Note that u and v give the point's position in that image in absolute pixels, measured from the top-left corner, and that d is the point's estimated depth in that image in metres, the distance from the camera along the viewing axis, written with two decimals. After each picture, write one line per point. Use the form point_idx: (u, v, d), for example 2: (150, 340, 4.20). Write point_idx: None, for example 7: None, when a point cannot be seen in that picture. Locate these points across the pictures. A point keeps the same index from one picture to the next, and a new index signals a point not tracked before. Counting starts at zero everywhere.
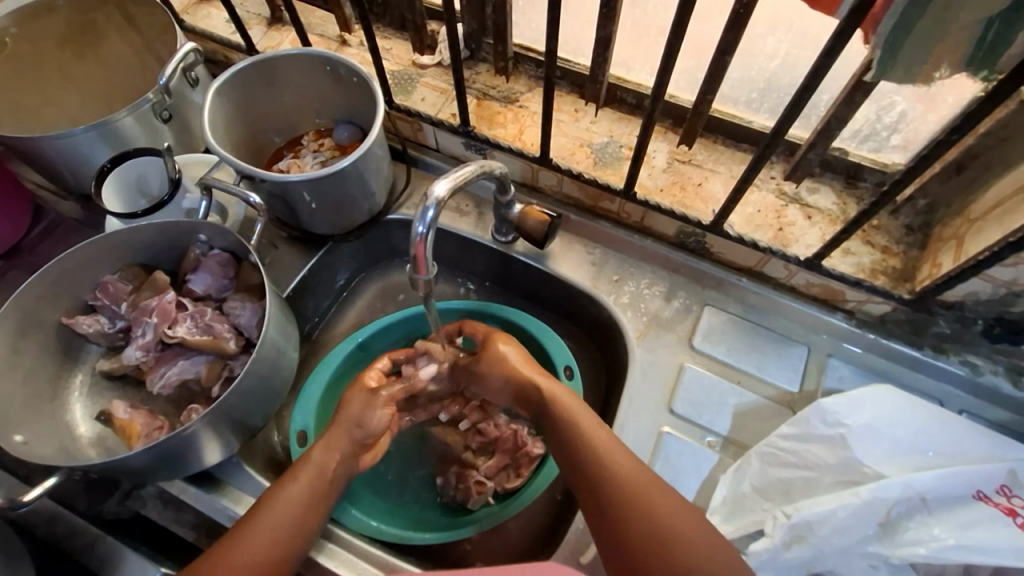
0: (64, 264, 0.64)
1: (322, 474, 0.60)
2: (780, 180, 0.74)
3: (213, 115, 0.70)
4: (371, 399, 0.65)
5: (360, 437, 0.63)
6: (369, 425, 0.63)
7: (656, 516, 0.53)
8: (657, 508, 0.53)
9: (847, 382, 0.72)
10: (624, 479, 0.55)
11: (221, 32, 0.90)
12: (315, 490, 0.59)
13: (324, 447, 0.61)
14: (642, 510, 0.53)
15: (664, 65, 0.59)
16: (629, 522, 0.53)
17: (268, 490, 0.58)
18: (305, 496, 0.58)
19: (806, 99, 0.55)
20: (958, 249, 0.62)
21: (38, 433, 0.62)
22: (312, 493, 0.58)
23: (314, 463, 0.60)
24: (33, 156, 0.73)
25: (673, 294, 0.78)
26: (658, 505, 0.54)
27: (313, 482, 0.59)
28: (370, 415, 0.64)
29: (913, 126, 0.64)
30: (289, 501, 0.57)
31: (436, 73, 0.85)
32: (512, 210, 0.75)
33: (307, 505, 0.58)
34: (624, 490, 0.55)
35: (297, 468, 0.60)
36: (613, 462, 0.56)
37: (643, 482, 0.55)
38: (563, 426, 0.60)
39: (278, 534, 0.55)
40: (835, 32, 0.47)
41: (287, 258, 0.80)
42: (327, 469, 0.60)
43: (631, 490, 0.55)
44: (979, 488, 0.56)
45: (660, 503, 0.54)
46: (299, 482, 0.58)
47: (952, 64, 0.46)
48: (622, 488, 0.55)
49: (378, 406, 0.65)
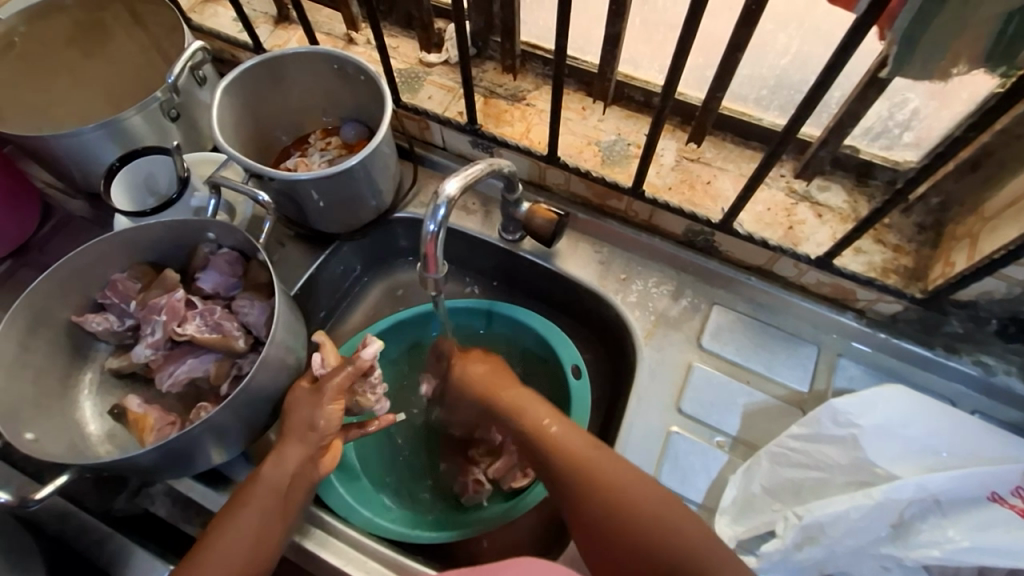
0: (74, 262, 0.64)
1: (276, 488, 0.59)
2: (790, 178, 0.74)
3: (222, 114, 0.70)
4: (316, 396, 0.62)
5: (316, 440, 0.61)
6: (321, 424, 0.61)
7: (633, 511, 0.54)
8: (627, 498, 0.54)
9: (858, 382, 0.71)
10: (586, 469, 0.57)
11: (228, 30, 0.90)
12: (267, 509, 0.58)
13: (273, 461, 0.60)
14: (617, 504, 0.54)
15: (675, 63, 0.59)
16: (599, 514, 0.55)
17: (220, 515, 0.58)
18: (256, 517, 0.57)
19: (819, 95, 0.54)
20: (972, 247, 0.61)
21: (48, 431, 0.62)
22: (266, 510, 0.58)
23: (264, 481, 0.59)
24: (42, 154, 0.73)
25: (681, 293, 0.77)
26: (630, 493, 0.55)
27: (267, 498, 0.58)
28: (318, 415, 0.61)
29: (926, 123, 0.64)
30: (243, 522, 0.57)
31: (443, 71, 0.85)
32: (520, 209, 0.75)
33: (262, 519, 0.58)
34: (594, 486, 0.56)
35: (248, 491, 0.59)
36: (580, 459, 0.58)
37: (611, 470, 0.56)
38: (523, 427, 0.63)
39: (236, 551, 0.55)
40: (851, 28, 0.46)
41: (294, 257, 0.80)
42: (279, 483, 0.59)
43: (605, 488, 0.55)
44: (994, 489, 0.54)
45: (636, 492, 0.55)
46: (248, 501, 0.58)
47: (970, 59, 0.45)
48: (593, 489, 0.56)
49: (326, 402, 0.61)
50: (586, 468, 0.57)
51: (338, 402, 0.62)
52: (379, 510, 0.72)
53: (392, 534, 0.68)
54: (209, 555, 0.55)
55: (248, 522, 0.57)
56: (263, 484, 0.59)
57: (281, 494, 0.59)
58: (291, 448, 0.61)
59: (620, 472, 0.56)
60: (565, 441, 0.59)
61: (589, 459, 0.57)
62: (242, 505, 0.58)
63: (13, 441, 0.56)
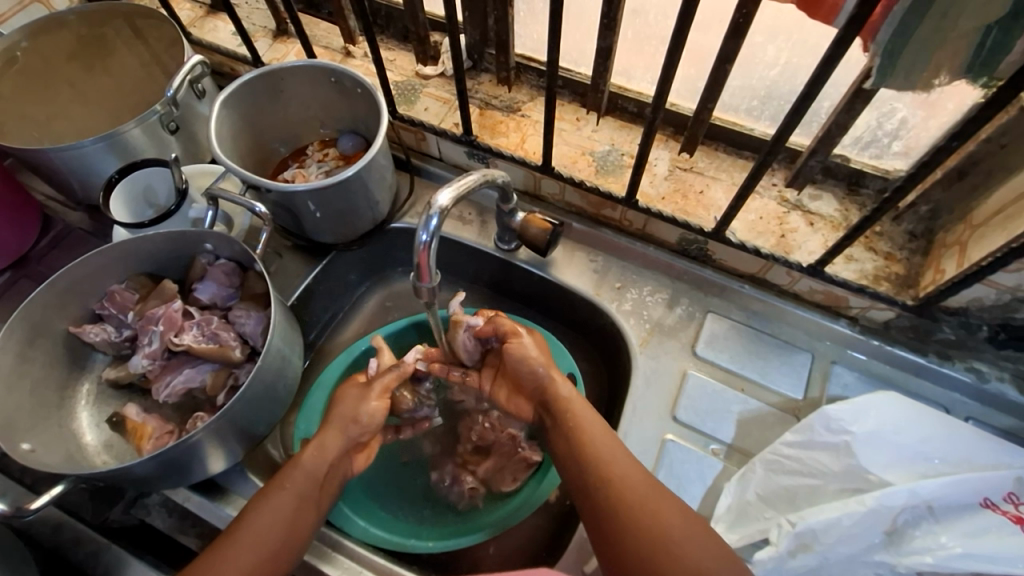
0: (73, 273, 0.65)
1: (314, 479, 0.59)
2: (782, 187, 0.74)
3: (220, 127, 0.71)
4: (367, 390, 0.65)
5: (355, 433, 0.62)
6: (364, 417, 0.62)
7: (652, 527, 0.52)
8: (638, 490, 0.54)
9: (852, 389, 0.71)
10: (605, 456, 0.57)
11: (227, 44, 0.91)
12: (305, 496, 0.57)
13: (314, 450, 0.60)
14: (656, 538, 0.51)
15: (665, 75, 0.60)
16: (607, 498, 0.54)
17: (255, 498, 0.57)
18: (292, 505, 0.56)
19: (807, 105, 0.55)
20: (961, 254, 0.62)
21: (44, 441, 0.62)
22: (301, 499, 0.57)
23: (304, 468, 0.59)
24: (42, 167, 0.74)
25: (676, 301, 0.78)
26: (641, 488, 0.54)
27: (304, 486, 0.58)
28: (362, 409, 0.63)
29: (914, 132, 0.64)
30: (274, 511, 0.55)
31: (439, 83, 0.86)
32: (514, 218, 0.75)
33: (298, 510, 0.56)
34: (614, 485, 0.55)
35: (286, 474, 0.58)
36: (622, 485, 0.54)
37: (626, 465, 0.56)
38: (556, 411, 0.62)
39: (268, 541, 0.54)
40: (834, 41, 0.48)
41: (291, 266, 0.80)
42: (318, 474, 0.59)
43: (644, 519, 0.52)
44: (986, 495, 0.55)
45: (645, 489, 0.54)
46: (287, 486, 0.57)
47: (951, 71, 0.46)
48: (630, 518, 0.52)
49: (372, 398, 0.64)
50: (622, 483, 0.55)
51: (383, 399, 0.64)
52: (374, 519, 0.72)
53: (384, 544, 0.68)
54: (246, 531, 0.54)
55: (283, 509, 0.56)
56: (303, 471, 0.58)
57: (319, 483, 0.59)
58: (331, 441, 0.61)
59: (666, 508, 0.53)
60: (614, 462, 0.56)
61: (616, 457, 0.57)
62: (279, 489, 0.57)
63: (9, 451, 0.56)
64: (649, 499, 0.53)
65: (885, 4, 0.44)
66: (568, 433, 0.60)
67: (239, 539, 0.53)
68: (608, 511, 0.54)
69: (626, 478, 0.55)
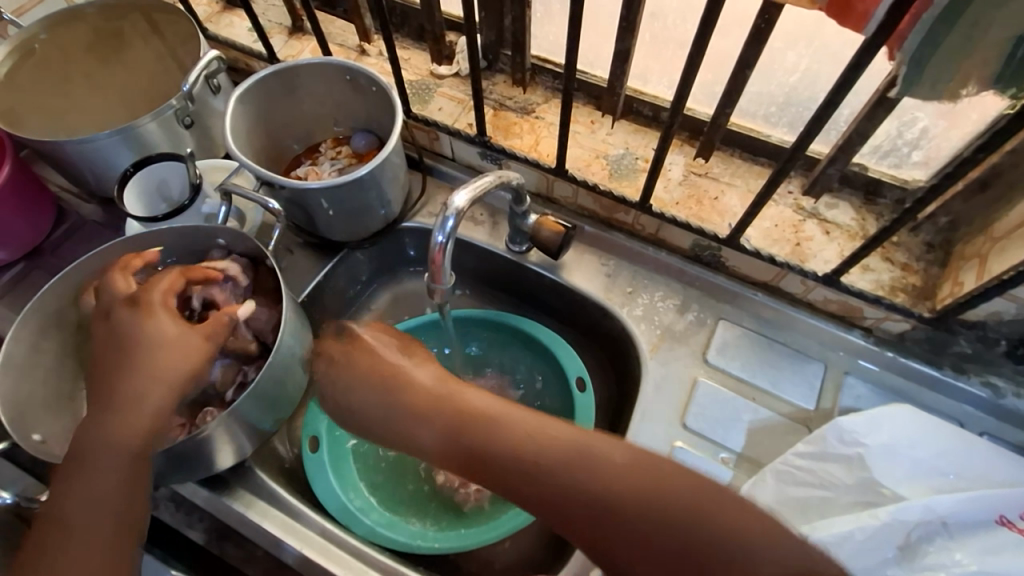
0: (86, 266, 0.65)
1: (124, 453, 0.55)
2: (798, 195, 0.74)
3: (235, 123, 0.71)
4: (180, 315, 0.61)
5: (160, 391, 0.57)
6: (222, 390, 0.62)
7: (655, 481, 0.48)
8: (604, 465, 0.49)
9: (865, 401, 0.71)
10: (548, 452, 0.51)
11: (243, 40, 0.92)
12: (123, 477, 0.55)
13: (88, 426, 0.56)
14: (671, 509, 0.47)
15: (685, 78, 0.59)
16: (583, 484, 0.49)
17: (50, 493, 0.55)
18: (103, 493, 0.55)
19: (829, 113, 0.54)
20: (981, 267, 0.61)
21: (56, 431, 0.63)
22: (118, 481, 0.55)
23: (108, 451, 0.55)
24: (58, 159, 0.74)
25: (687, 307, 0.77)
26: (610, 456, 0.50)
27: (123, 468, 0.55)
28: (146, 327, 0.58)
29: (935, 142, 0.64)
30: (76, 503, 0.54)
31: (453, 83, 0.86)
32: (527, 221, 0.75)
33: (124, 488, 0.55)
34: (583, 471, 0.49)
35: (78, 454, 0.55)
36: (589, 465, 0.50)
37: (586, 441, 0.51)
38: (472, 433, 0.54)
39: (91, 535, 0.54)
40: (860, 48, 0.47)
41: (303, 264, 0.81)
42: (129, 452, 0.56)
43: (649, 485, 0.48)
44: (1003, 513, 0.54)
45: (612, 456, 0.50)
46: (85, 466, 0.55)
47: (980, 81, 0.45)
48: (611, 503, 0.48)
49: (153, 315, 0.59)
50: (598, 461, 0.50)
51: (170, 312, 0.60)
52: (380, 519, 0.71)
53: (392, 544, 0.68)
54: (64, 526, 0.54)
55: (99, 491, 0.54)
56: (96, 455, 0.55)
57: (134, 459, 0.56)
58: (114, 418, 0.56)
59: (660, 467, 0.49)
60: (571, 449, 0.51)
61: (571, 441, 0.51)
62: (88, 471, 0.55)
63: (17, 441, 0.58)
64: (614, 456, 0.50)
65: (913, 13, 0.43)
66: (500, 452, 0.52)
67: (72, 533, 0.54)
68: (593, 500, 0.49)
69: (580, 461, 0.50)
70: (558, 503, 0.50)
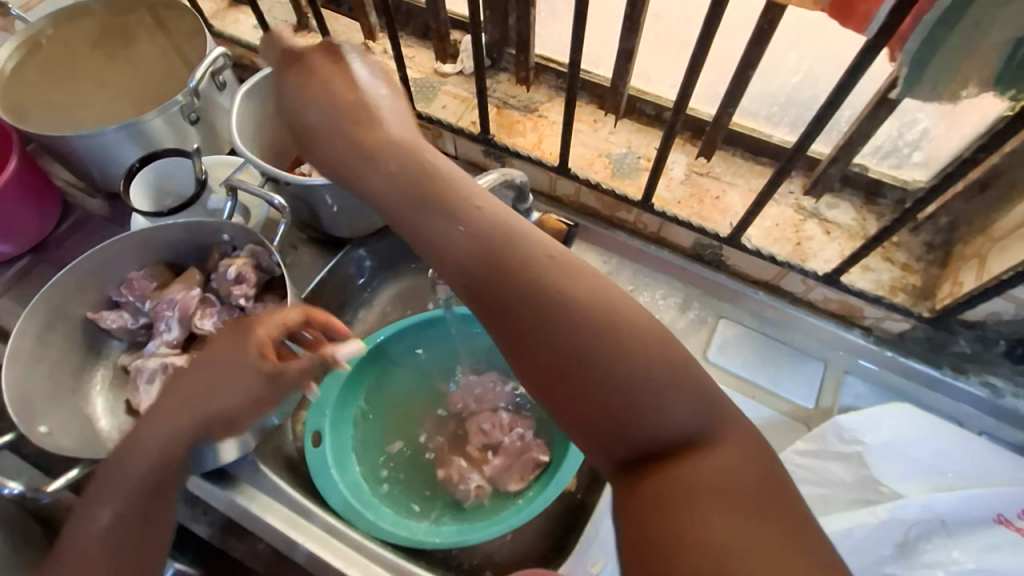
0: (92, 259, 0.66)
1: (148, 467, 0.53)
2: (799, 195, 0.74)
3: (241, 119, 0.72)
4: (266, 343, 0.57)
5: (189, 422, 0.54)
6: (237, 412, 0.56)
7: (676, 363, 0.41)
8: (639, 319, 0.43)
9: (864, 400, 0.71)
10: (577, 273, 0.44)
11: (248, 37, 0.92)
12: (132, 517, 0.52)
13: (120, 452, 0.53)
14: (684, 399, 0.40)
15: (688, 77, 0.60)
16: (599, 342, 0.42)
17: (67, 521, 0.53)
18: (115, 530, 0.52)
19: (831, 113, 0.55)
20: (980, 267, 0.61)
21: (61, 424, 0.63)
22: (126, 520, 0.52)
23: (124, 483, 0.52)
24: (64, 154, 0.75)
25: (688, 305, 0.78)
26: (650, 333, 0.42)
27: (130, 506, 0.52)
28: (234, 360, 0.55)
29: (936, 143, 0.64)
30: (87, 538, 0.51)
31: (457, 81, 0.86)
32: (530, 218, 0.74)
33: (143, 506, 0.53)
34: (615, 324, 0.42)
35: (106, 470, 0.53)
36: (624, 313, 0.43)
37: (629, 310, 0.43)
38: (499, 249, 0.45)
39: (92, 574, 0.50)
40: (862, 50, 0.47)
41: (307, 260, 0.82)
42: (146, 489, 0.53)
43: (674, 365, 0.41)
44: (1001, 511, 0.54)
45: (648, 324, 0.43)
46: (108, 486, 0.52)
47: (980, 82, 0.46)
48: (580, 348, 0.42)
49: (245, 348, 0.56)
50: (629, 326, 0.42)
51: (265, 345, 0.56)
52: (381, 514, 0.70)
53: (394, 538, 0.67)
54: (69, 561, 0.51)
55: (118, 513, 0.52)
56: (120, 477, 0.52)
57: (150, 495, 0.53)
58: (142, 449, 0.53)
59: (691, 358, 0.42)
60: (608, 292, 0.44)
61: (615, 305, 0.43)
62: (109, 492, 0.52)
63: (25, 431, 0.57)
64: (593, 299, 0.43)
65: (914, 14, 0.44)
66: (515, 261, 0.45)
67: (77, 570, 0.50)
68: (541, 343, 0.43)
69: (558, 285, 0.43)
70: (508, 312, 0.44)
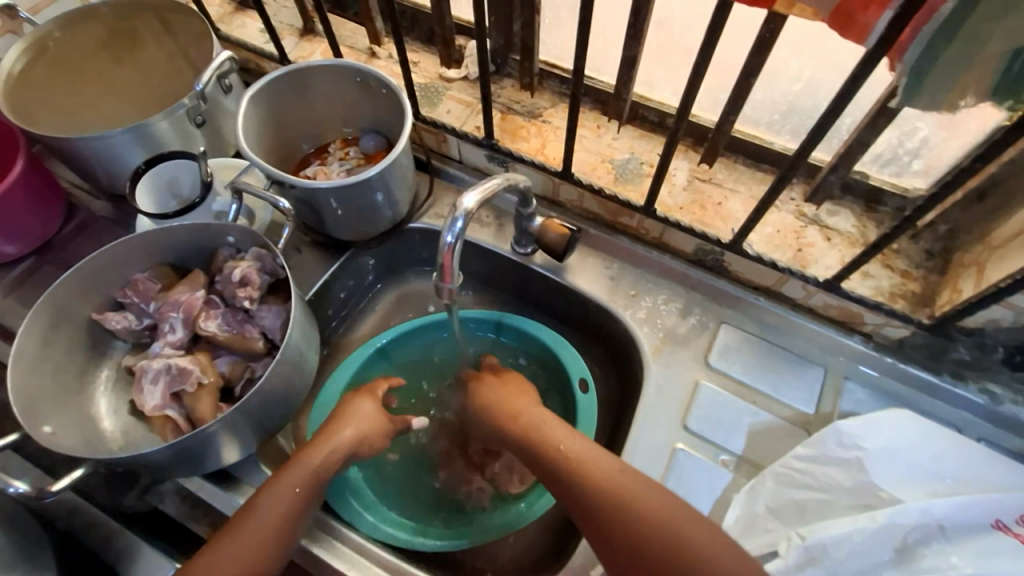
0: (96, 261, 0.66)
1: (320, 463, 0.61)
2: (800, 202, 0.75)
3: (247, 122, 0.73)
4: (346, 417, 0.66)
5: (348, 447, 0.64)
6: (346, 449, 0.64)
7: (661, 520, 0.54)
8: (622, 484, 0.57)
9: (864, 406, 0.72)
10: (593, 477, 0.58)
11: (255, 41, 0.93)
12: (304, 492, 0.59)
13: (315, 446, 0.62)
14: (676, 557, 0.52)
15: (690, 85, 0.61)
16: (607, 517, 0.55)
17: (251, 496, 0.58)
18: (292, 502, 0.58)
19: (832, 122, 0.55)
20: (979, 275, 0.62)
21: (64, 425, 0.63)
22: (302, 496, 0.58)
23: (310, 466, 0.60)
24: (70, 155, 0.75)
25: (689, 310, 0.78)
26: (640, 494, 0.56)
27: (304, 484, 0.59)
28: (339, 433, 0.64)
29: (936, 151, 0.65)
30: (276, 505, 0.57)
31: (461, 86, 0.87)
32: (532, 223, 0.76)
33: (293, 508, 0.58)
34: (612, 501, 0.56)
35: (286, 471, 0.59)
36: (614, 485, 0.57)
37: (613, 475, 0.57)
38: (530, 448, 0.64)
39: (256, 545, 0.54)
40: (862, 60, 0.48)
41: (310, 264, 0.81)
42: (321, 474, 0.60)
43: (658, 524, 0.54)
44: (998, 517, 0.55)
45: (634, 490, 0.56)
46: (287, 483, 0.58)
47: (978, 92, 0.46)
48: (605, 519, 0.55)
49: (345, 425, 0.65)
50: (614, 492, 0.56)
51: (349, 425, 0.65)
52: (383, 517, 0.72)
53: (396, 541, 0.68)
54: (239, 528, 0.55)
55: (276, 510, 0.56)
56: (300, 464, 0.60)
57: (318, 479, 0.60)
58: (317, 452, 0.62)
59: (674, 512, 0.54)
60: (598, 470, 0.58)
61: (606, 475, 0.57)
62: (279, 486, 0.58)
63: (30, 431, 0.57)
64: (596, 476, 0.58)
65: (913, 25, 0.44)
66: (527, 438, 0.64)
67: (238, 531, 0.55)
68: (596, 525, 0.56)
69: (574, 479, 0.58)
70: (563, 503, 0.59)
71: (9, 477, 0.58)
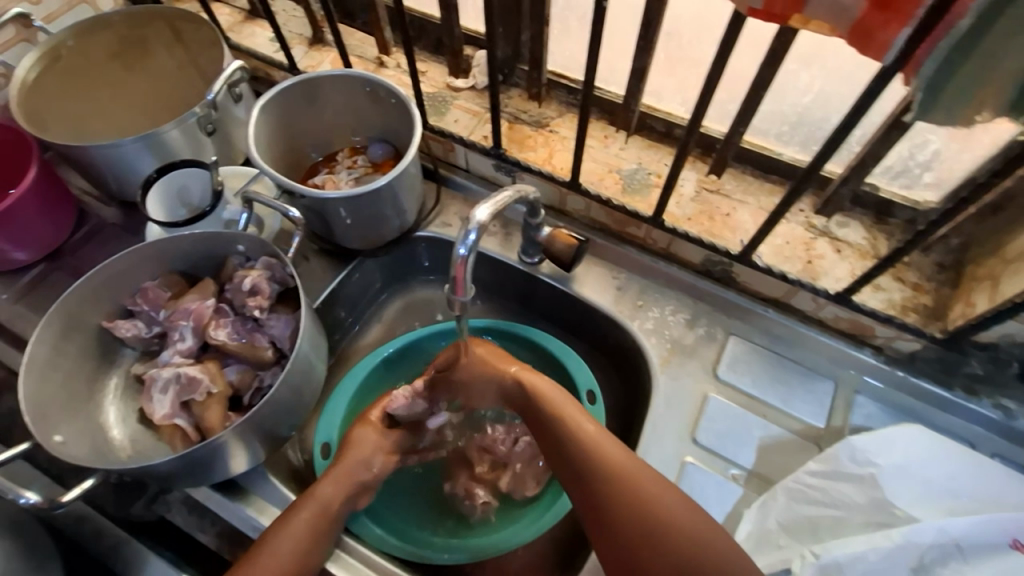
0: (108, 270, 0.66)
1: (331, 497, 0.63)
2: (810, 213, 0.75)
3: (257, 131, 0.73)
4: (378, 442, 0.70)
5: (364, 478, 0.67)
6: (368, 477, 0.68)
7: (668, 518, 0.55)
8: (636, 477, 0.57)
9: (875, 420, 0.71)
10: (610, 467, 0.58)
11: (264, 50, 0.93)
12: (314, 528, 0.60)
13: (330, 482, 0.64)
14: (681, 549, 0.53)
15: (701, 98, 0.60)
16: (618, 510, 0.56)
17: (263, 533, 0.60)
18: (304, 538, 0.59)
19: (845, 135, 0.55)
20: (993, 289, 0.61)
21: (73, 434, 0.63)
22: (313, 531, 0.60)
23: (320, 501, 0.62)
24: (82, 164, 0.76)
25: (697, 321, 0.78)
26: (651, 491, 0.56)
27: (315, 519, 0.61)
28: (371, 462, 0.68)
29: (948, 164, 0.64)
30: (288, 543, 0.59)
31: (469, 96, 0.87)
32: (541, 233, 0.76)
33: (306, 543, 0.60)
34: (623, 495, 0.56)
35: (298, 505, 0.61)
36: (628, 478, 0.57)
37: (628, 467, 0.58)
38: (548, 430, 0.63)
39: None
40: (878, 74, 0.48)
41: (318, 271, 0.82)
42: (330, 508, 0.62)
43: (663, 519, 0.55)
44: (1016, 536, 0.53)
45: (645, 483, 0.57)
46: (298, 520, 0.60)
47: (995, 108, 0.45)
48: (614, 512, 0.56)
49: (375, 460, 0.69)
50: (627, 484, 0.57)
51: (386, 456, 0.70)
52: (389, 528, 0.72)
53: (404, 553, 0.68)
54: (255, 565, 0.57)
55: (294, 544, 0.59)
56: (310, 499, 0.62)
57: (328, 516, 0.62)
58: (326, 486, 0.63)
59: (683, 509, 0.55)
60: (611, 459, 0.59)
61: (619, 465, 0.58)
62: (290, 519, 0.60)
63: (41, 441, 0.57)
64: (612, 465, 0.58)
65: (930, 39, 0.43)
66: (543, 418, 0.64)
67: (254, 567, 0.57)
68: (606, 514, 0.57)
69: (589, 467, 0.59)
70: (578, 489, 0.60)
71: (18, 487, 0.58)
